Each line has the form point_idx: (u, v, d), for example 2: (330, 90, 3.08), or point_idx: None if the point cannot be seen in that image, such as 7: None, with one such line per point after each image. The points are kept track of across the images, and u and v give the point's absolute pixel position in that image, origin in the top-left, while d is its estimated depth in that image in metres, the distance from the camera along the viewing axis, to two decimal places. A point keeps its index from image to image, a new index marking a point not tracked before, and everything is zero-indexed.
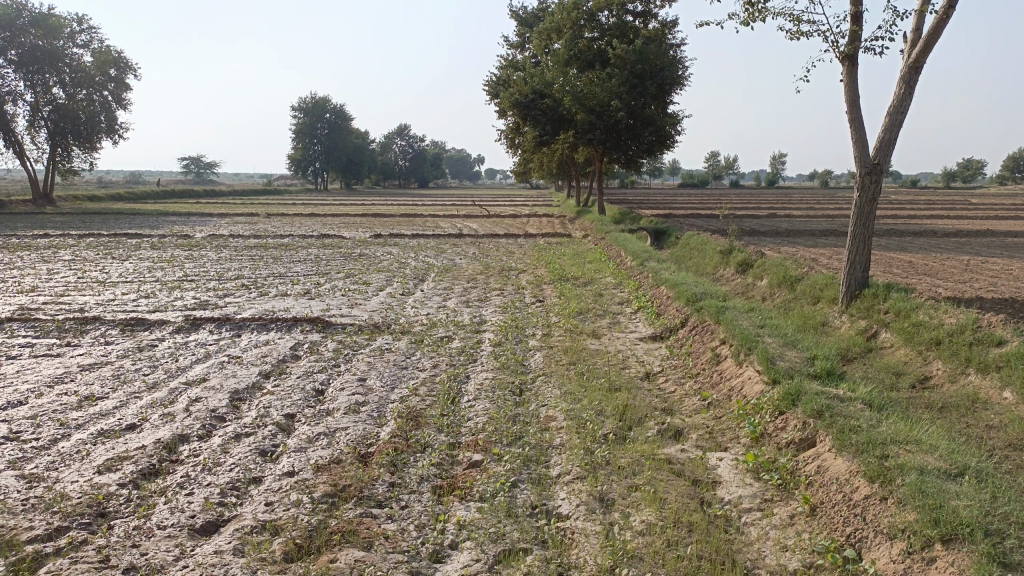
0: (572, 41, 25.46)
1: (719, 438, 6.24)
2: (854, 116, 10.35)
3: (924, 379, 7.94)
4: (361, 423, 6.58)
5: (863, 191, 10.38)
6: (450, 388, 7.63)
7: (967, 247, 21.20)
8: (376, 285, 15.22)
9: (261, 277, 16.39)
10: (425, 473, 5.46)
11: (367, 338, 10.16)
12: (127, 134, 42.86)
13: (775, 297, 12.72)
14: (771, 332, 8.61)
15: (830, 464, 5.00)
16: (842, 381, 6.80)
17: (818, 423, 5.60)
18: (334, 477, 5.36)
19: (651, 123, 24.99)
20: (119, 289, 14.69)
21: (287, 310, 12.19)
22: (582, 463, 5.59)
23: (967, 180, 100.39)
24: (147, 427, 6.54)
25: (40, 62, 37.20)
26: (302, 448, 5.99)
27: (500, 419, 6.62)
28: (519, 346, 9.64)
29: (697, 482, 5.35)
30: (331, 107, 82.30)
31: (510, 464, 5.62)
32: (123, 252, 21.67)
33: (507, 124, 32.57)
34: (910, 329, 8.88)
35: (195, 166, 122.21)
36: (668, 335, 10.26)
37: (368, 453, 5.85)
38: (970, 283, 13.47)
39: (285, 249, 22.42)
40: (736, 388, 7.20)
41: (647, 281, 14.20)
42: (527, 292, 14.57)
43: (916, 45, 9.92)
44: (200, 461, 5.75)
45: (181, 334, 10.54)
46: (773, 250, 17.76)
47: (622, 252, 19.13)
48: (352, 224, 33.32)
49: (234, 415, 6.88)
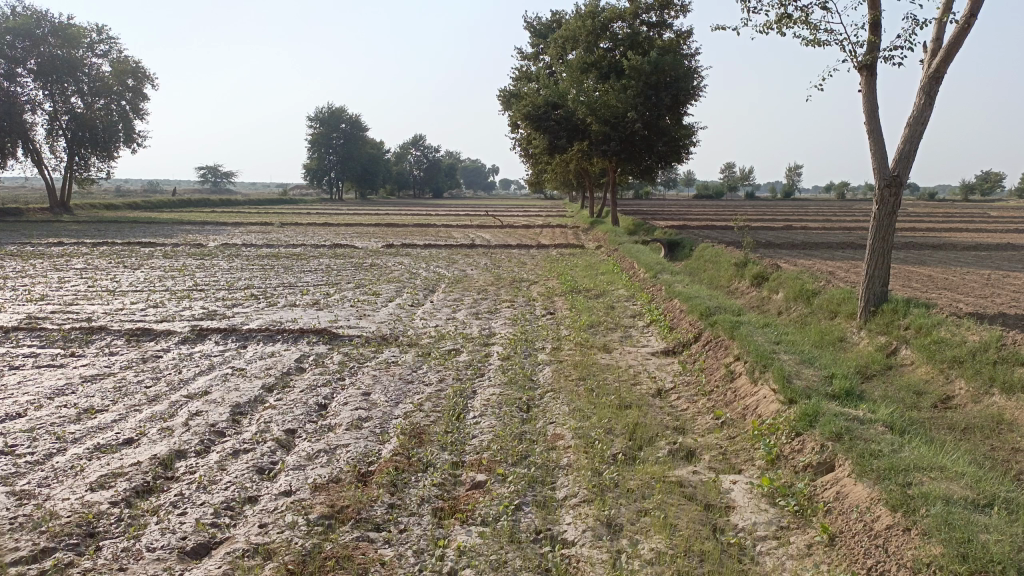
0: (587, 52, 25.29)
1: (732, 460, 6.01)
2: (872, 127, 10.11)
3: (946, 399, 7.67)
4: (363, 439, 6.40)
5: (882, 204, 10.11)
6: (456, 404, 7.43)
7: (987, 261, 20.81)
8: (386, 296, 15.06)
9: (270, 287, 16.29)
10: (425, 494, 5.26)
11: (374, 350, 10.00)
12: (143, 143, 43.09)
13: (791, 311, 12.45)
14: (787, 348, 8.36)
15: (850, 491, 4.77)
16: (862, 402, 6.55)
17: (836, 446, 5.36)
18: (331, 497, 5.17)
19: (666, 134, 24.79)
20: (128, 298, 14.64)
21: (294, 321, 12.06)
22: (589, 485, 5.37)
23: (987, 192, 99.13)
24: (145, 442, 6.39)
25: (59, 72, 37.50)
26: (300, 466, 5.80)
27: (505, 437, 6.40)
28: (527, 360, 9.45)
29: (709, 507, 5.13)
30: (346, 117, 82.68)
31: (515, 485, 5.41)
32: (134, 260, 21.67)
33: (521, 135, 32.49)
34: (931, 347, 8.60)
35: (211, 175, 123.05)
36: (681, 350, 10.04)
37: (368, 472, 5.67)
38: (991, 299, 13.15)
39: (296, 259, 22.33)
40: (751, 407, 6.96)
41: (660, 293, 13.98)
42: (538, 303, 14.38)
43: (937, 55, 9.68)
44: (195, 479, 5.59)
45: (187, 345, 10.42)
46: (789, 263, 17.47)
47: (635, 263, 18.92)
48: (364, 234, 33.31)
49: (233, 430, 6.71)
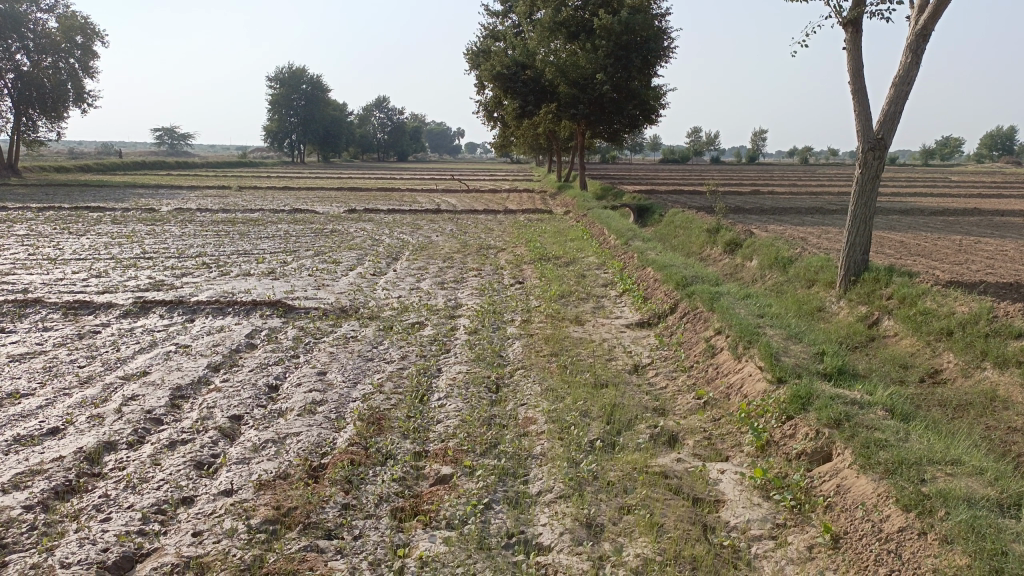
0: (556, 11, 24.37)
1: (718, 445, 5.56)
2: (856, 87, 9.63)
3: (935, 373, 7.34)
4: (317, 426, 5.81)
5: (865, 168, 9.67)
6: (419, 385, 6.87)
7: (956, 226, 20.68)
8: (346, 264, 14.33)
9: (223, 255, 15.48)
10: (384, 492, 4.71)
11: (332, 324, 9.36)
12: (94, 103, 41.15)
13: (766, 279, 12.07)
14: (772, 321, 7.92)
15: (853, 485, 4.35)
16: (856, 381, 6.13)
17: (834, 433, 4.92)
18: (277, 497, 4.60)
19: (636, 97, 24.17)
20: (70, 267, 13.71)
21: (247, 292, 11.35)
22: (565, 478, 4.87)
23: (947, 158, 100.64)
24: (71, 432, 5.74)
25: (1, 28, 35.55)
26: (244, 459, 5.21)
27: (473, 423, 5.86)
28: (496, 334, 8.89)
29: (697, 502, 4.67)
30: (307, 78, 80.22)
31: (483, 480, 4.88)
32: (81, 226, 20.55)
33: (488, 96, 31.61)
34: (916, 318, 8.24)
35: (168, 138, 119.62)
36: (656, 322, 9.58)
37: (321, 466, 5.09)
38: (966, 265, 12.92)
39: (253, 224, 21.46)
40: (735, 386, 6.52)
41: (633, 261, 13.48)
42: (506, 272, 13.81)
43: (925, 11, 9.17)
44: (124, 476, 4.98)
45: (128, 319, 9.67)
46: (760, 229, 17.08)
47: (604, 229, 18.43)
48: (326, 198, 32.30)
49: (172, 417, 6.09)
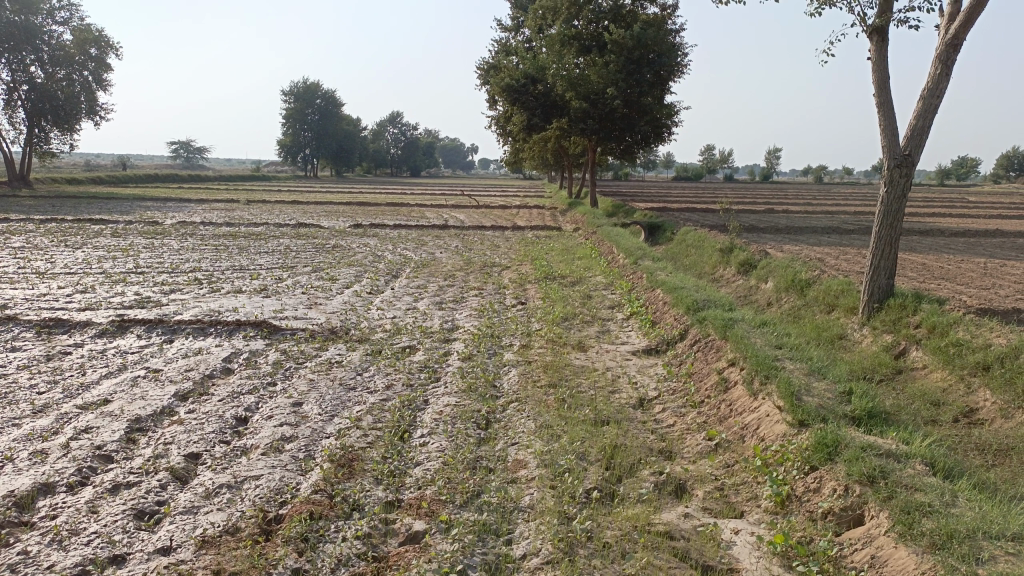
0: (568, 25, 23.92)
1: (733, 498, 4.90)
2: (881, 99, 9.00)
3: (970, 413, 6.66)
4: (280, 469, 5.18)
5: (891, 185, 8.99)
6: (401, 419, 6.23)
7: (978, 248, 19.96)
8: (342, 281, 13.76)
9: (218, 271, 14.97)
10: (344, 553, 4.09)
11: (317, 347, 8.76)
12: (107, 115, 40.99)
13: (782, 303, 11.39)
14: (791, 353, 7.25)
15: (889, 557, 3.70)
16: (888, 426, 5.46)
17: (868, 491, 4.26)
18: (219, 559, 4.01)
19: (647, 113, 23.56)
20: (56, 282, 13.21)
21: (234, 310, 10.77)
22: (554, 539, 4.23)
23: (962, 177, 99.97)
24: (5, 472, 5.13)
25: (15, 40, 35.45)
26: (191, 509, 4.60)
27: (455, 467, 5.21)
28: (491, 361, 8.27)
29: (707, 572, 4.02)
30: (321, 92, 80.36)
31: (460, 538, 4.25)
32: (78, 239, 20.13)
33: (498, 111, 31.13)
34: (947, 350, 7.55)
35: (184, 150, 120.31)
36: (664, 349, 8.95)
37: (277, 518, 4.49)
38: (994, 290, 12.24)
39: (254, 239, 20.99)
40: (750, 428, 5.85)
41: (641, 281, 12.85)
42: (508, 292, 13.21)
43: (955, 19, 8.54)
44: (53, 527, 4.37)
45: (104, 339, 9.12)
46: (775, 249, 16.39)
47: (614, 246, 17.82)
48: (333, 213, 31.82)
49: (123, 455, 5.49)
